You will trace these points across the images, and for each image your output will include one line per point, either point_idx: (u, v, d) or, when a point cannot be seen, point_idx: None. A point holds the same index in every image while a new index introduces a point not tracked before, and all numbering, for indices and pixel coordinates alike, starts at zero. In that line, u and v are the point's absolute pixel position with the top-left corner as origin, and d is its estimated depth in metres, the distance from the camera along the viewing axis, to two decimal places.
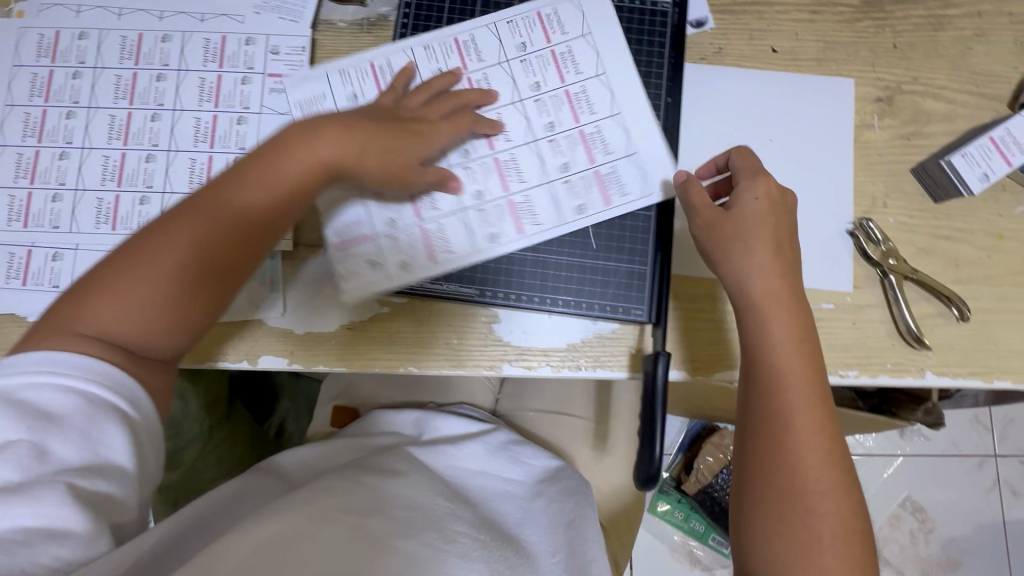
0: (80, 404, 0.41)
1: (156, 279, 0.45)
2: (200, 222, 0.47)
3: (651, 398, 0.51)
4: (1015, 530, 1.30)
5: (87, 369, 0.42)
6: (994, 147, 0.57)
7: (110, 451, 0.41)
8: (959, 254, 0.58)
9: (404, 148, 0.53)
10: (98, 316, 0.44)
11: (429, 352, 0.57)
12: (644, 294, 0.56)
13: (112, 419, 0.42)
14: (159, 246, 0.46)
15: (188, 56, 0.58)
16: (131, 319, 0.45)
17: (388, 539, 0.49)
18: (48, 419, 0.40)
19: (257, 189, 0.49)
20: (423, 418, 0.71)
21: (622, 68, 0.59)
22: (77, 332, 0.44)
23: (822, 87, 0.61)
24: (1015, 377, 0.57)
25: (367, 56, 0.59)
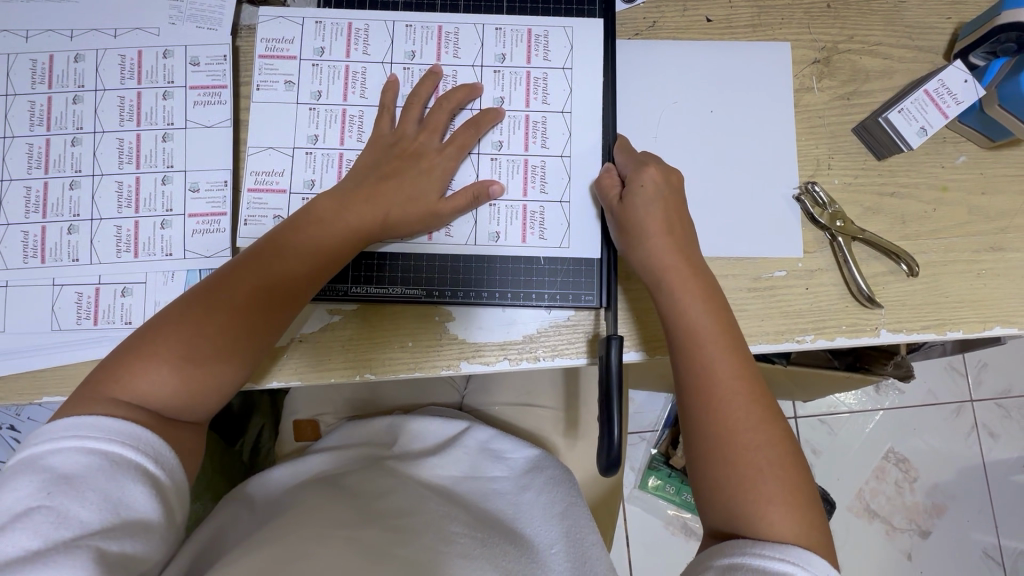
0: (97, 462, 0.39)
1: (188, 341, 0.45)
2: (230, 284, 0.47)
3: (608, 385, 0.50)
4: (995, 471, 1.33)
5: (111, 430, 0.40)
6: (929, 100, 0.56)
7: (138, 512, 0.39)
8: (904, 209, 0.59)
9: (434, 199, 0.53)
10: (139, 388, 0.43)
11: (382, 358, 0.56)
12: (593, 279, 0.55)
13: (139, 479, 0.40)
14: (200, 317, 0.46)
15: (103, 75, 0.56)
16: (171, 389, 0.44)
17: (387, 548, 0.48)
18: (66, 482, 0.38)
19: (297, 258, 0.49)
20: (396, 423, 0.70)
21: (589, 59, 0.57)
22: (114, 401, 0.42)
23: (759, 55, 0.61)
24: (968, 327, 0.57)
25: (342, 50, 0.56)
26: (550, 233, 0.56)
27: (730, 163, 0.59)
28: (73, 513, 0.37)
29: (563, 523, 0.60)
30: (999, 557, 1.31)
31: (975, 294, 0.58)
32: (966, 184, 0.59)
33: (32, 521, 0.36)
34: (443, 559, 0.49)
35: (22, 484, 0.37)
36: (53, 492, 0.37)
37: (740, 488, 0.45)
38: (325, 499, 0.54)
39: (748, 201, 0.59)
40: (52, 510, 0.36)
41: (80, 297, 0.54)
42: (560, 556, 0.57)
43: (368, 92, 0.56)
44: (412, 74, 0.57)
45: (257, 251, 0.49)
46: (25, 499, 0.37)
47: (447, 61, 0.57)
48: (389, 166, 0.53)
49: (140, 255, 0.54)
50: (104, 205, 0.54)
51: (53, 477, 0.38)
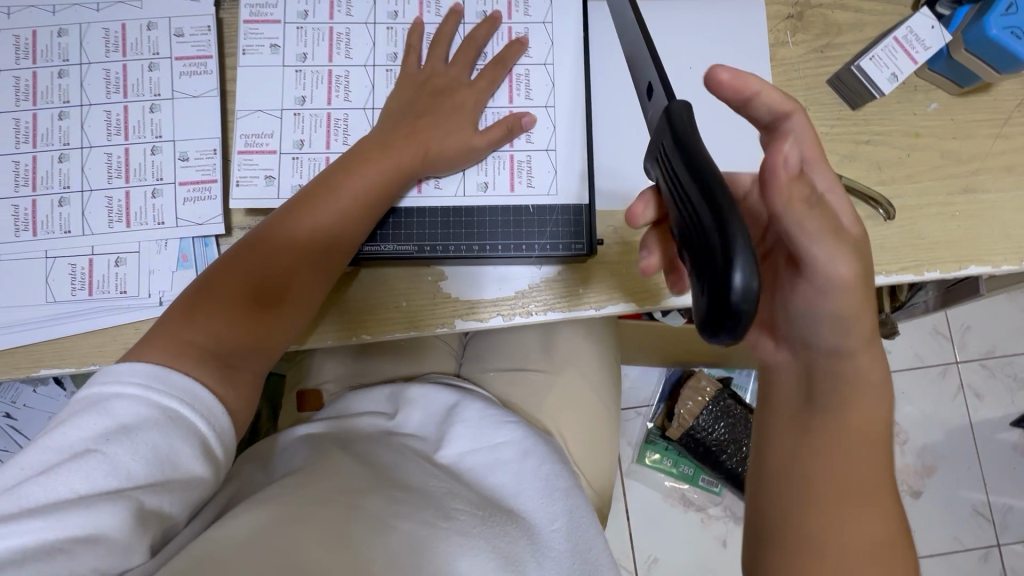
0: (153, 415, 0.41)
1: (255, 289, 0.49)
2: (290, 233, 0.50)
3: (705, 181, 0.31)
4: (982, 430, 1.37)
5: (167, 385, 0.43)
6: (899, 47, 0.58)
7: (183, 470, 0.42)
8: (879, 156, 0.60)
9: (466, 134, 0.54)
10: (207, 334, 0.47)
11: (379, 318, 0.57)
12: (581, 228, 0.56)
13: (186, 440, 0.42)
14: (257, 270, 0.50)
15: (88, 48, 0.56)
16: (235, 335, 0.48)
17: (388, 520, 0.49)
18: (122, 429, 0.40)
19: (338, 203, 0.51)
20: (397, 392, 0.71)
21: (568, 15, 0.58)
22: (185, 350, 0.46)
23: (734, 12, 0.62)
24: (944, 267, 0.59)
25: (326, 12, 0.57)
26: (538, 182, 0.57)
27: (711, 117, 0.61)
28: (124, 465, 0.40)
29: (565, 502, 0.61)
30: (989, 513, 1.34)
31: (951, 236, 0.60)
32: (938, 130, 0.61)
33: (88, 464, 0.39)
34: (443, 538, 0.49)
35: (87, 423, 0.40)
36: (109, 438, 0.40)
37: (807, 511, 0.42)
38: (328, 463, 0.56)
39: (730, 154, 0.60)
40: (107, 455, 0.39)
41: (74, 268, 0.54)
42: (560, 531, 0.58)
43: (352, 52, 0.57)
44: (395, 32, 0.58)
45: (310, 199, 0.51)
46: (86, 441, 0.40)
47: (429, 21, 0.58)
48: (423, 105, 0.55)
49: (132, 224, 0.54)
50: (94, 176, 0.55)
51: (113, 424, 0.40)
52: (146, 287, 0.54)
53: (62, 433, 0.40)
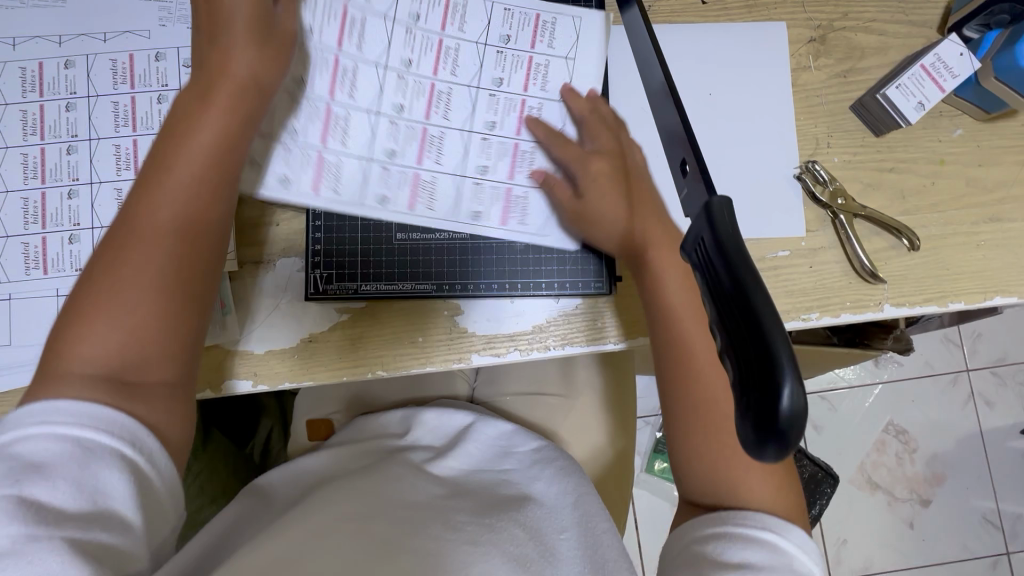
0: (73, 449, 0.37)
1: (142, 282, 0.44)
2: (120, 229, 0.45)
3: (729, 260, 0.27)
4: (993, 438, 1.36)
5: (77, 413, 0.39)
6: (926, 75, 0.56)
7: (115, 502, 0.37)
8: (904, 184, 0.59)
9: (240, 68, 0.48)
10: (90, 345, 0.42)
11: (395, 353, 0.56)
12: (601, 266, 0.56)
13: (116, 464, 0.38)
14: (149, 259, 0.44)
15: (96, 80, 0.55)
16: (130, 343, 0.43)
17: (402, 540, 0.49)
18: (35, 469, 0.36)
19: (175, 176, 0.46)
20: (410, 415, 0.71)
21: (590, 61, 0.58)
22: (72, 376, 0.41)
23: (755, 37, 0.61)
24: (969, 298, 0.58)
25: (334, 35, 0.55)
26: (531, 220, 0.56)
27: (730, 146, 0.59)
28: (48, 504, 0.36)
29: (575, 514, 0.59)
30: (998, 522, 1.34)
31: (976, 266, 0.58)
32: (964, 157, 0.60)
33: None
34: (451, 549, 0.50)
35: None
36: (22, 480, 0.36)
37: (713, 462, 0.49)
38: (336, 491, 0.56)
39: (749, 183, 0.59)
40: (22, 500, 0.35)
41: None
42: (570, 541, 0.56)
43: (356, 88, 0.55)
44: (406, 80, 0.56)
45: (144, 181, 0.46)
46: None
47: (444, 77, 0.56)
48: (210, 64, 0.49)
49: None
50: (105, 212, 0.54)
51: (22, 465, 0.36)
52: None
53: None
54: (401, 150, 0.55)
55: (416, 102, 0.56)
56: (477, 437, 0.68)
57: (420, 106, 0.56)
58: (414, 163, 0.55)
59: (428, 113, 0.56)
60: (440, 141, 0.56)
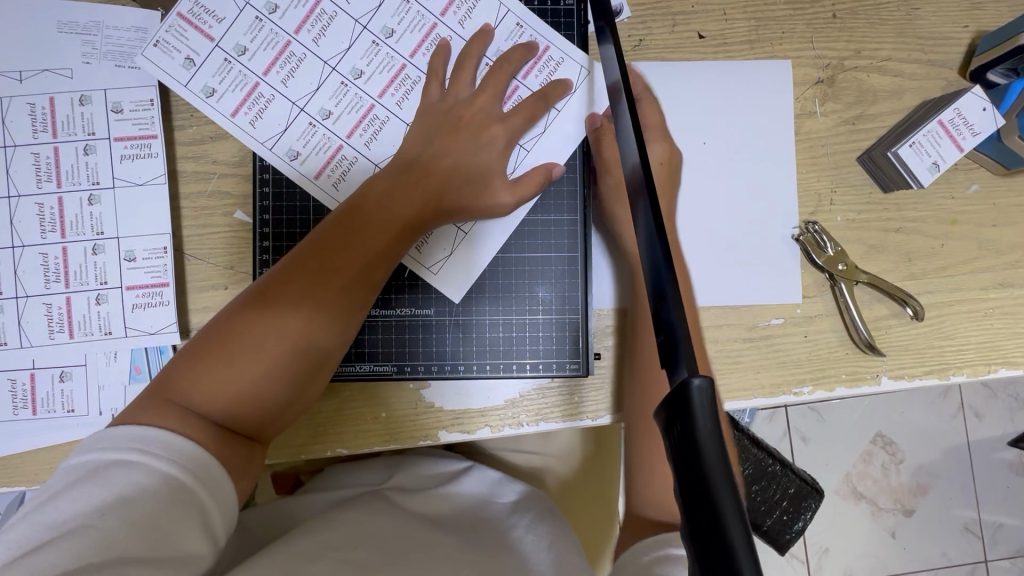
0: (157, 484, 0.36)
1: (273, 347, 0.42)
2: (294, 271, 0.44)
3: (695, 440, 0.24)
4: (980, 450, 1.35)
5: (172, 449, 0.37)
6: (944, 132, 0.51)
7: (180, 544, 0.35)
8: (911, 246, 0.54)
9: (492, 186, 0.49)
10: (201, 395, 0.40)
11: (358, 433, 0.51)
12: (579, 345, 0.51)
13: (191, 510, 0.36)
14: (270, 312, 0.43)
15: (12, 129, 0.49)
16: (233, 402, 0.41)
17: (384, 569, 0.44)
18: (119, 500, 0.35)
19: (373, 233, 0.46)
20: (392, 462, 0.66)
21: (576, 114, 0.51)
22: (183, 406, 0.39)
23: (755, 77, 0.54)
24: (973, 369, 0.54)
25: (263, 63, 0.50)
26: (426, 251, 0.51)
27: (724, 203, 0.54)
28: (116, 539, 0.34)
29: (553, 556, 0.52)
30: (979, 531, 1.35)
31: (983, 335, 0.54)
32: (978, 216, 0.55)
33: (70, 541, 0.33)
34: None
35: (85, 494, 0.35)
36: (104, 511, 0.34)
37: None
38: (312, 526, 0.50)
39: (745, 242, 0.54)
40: (98, 531, 0.33)
41: (15, 384, 0.49)
42: None
43: (261, 120, 0.50)
44: (315, 133, 0.50)
45: (344, 224, 0.46)
46: (85, 515, 0.34)
47: (355, 144, 0.51)
48: (444, 134, 0.49)
49: (76, 335, 0.49)
50: (30, 280, 0.49)
51: (111, 495, 0.35)
52: (96, 406, 0.49)
53: (55, 506, 0.34)
54: (306, 156, 0.50)
55: (314, 157, 0.50)
56: (468, 484, 0.62)
57: (348, 119, 0.51)
58: (312, 176, 0.50)
59: (350, 133, 0.51)
60: (349, 166, 0.51)
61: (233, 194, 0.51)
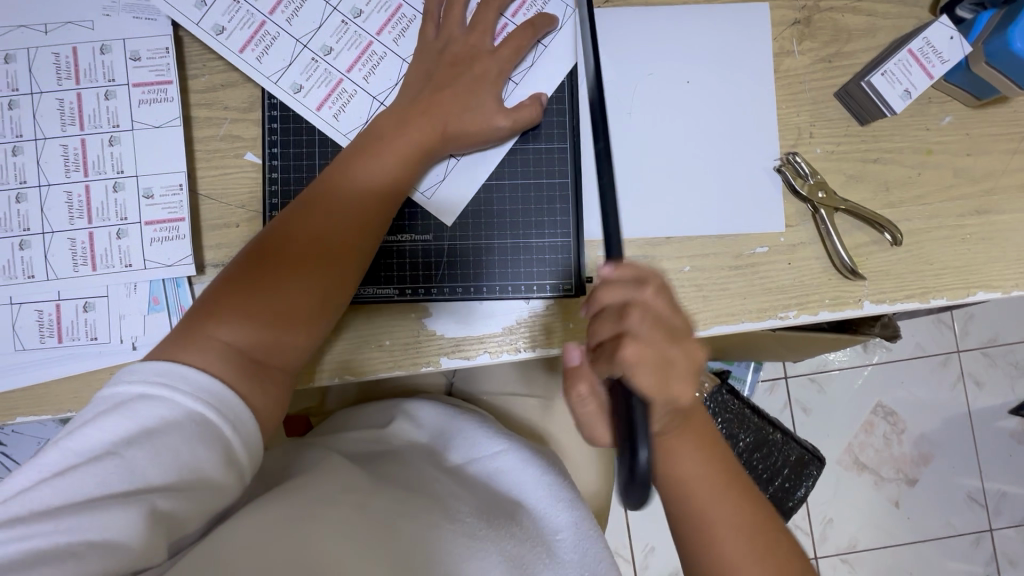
0: (178, 420, 0.39)
1: (294, 281, 0.46)
2: (308, 217, 0.47)
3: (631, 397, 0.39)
4: (981, 419, 1.36)
5: (196, 386, 0.40)
6: (914, 60, 0.54)
7: (204, 475, 0.39)
8: (889, 175, 0.57)
9: (488, 114, 0.52)
10: (234, 331, 0.43)
11: (363, 358, 0.54)
12: (571, 267, 0.54)
13: (210, 444, 0.39)
14: (290, 253, 0.46)
15: (38, 76, 0.52)
16: (264, 338, 0.44)
17: (394, 525, 0.46)
18: (145, 433, 0.38)
19: (381, 172, 0.49)
20: (396, 403, 0.67)
21: (562, 48, 0.55)
22: (213, 345, 0.42)
23: (734, 18, 0.57)
24: (952, 294, 0.56)
25: (269, 4, 0.53)
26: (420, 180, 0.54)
27: (706, 138, 0.57)
28: (142, 469, 0.38)
29: (567, 514, 0.55)
30: (983, 500, 1.35)
31: (960, 260, 0.56)
32: (953, 146, 0.57)
33: (103, 467, 0.37)
34: (448, 538, 0.46)
35: (112, 424, 0.38)
36: (132, 442, 0.38)
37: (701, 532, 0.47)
38: (331, 462, 0.52)
39: (729, 177, 0.57)
40: (124, 462, 0.37)
41: (41, 314, 0.52)
42: (564, 537, 0.53)
43: (266, 57, 0.53)
44: (317, 67, 0.54)
45: (352, 166, 0.49)
46: (115, 443, 0.38)
47: (355, 78, 0.54)
48: (439, 75, 0.52)
49: (98, 267, 0.52)
50: (55, 216, 0.52)
51: (136, 427, 0.38)
52: (117, 333, 0.52)
53: (83, 435, 0.38)
54: (309, 89, 0.54)
55: (316, 90, 0.54)
56: (468, 425, 0.63)
57: (348, 55, 0.54)
58: (315, 107, 0.54)
59: (351, 66, 0.54)
60: (349, 99, 0.54)
61: (243, 137, 0.54)
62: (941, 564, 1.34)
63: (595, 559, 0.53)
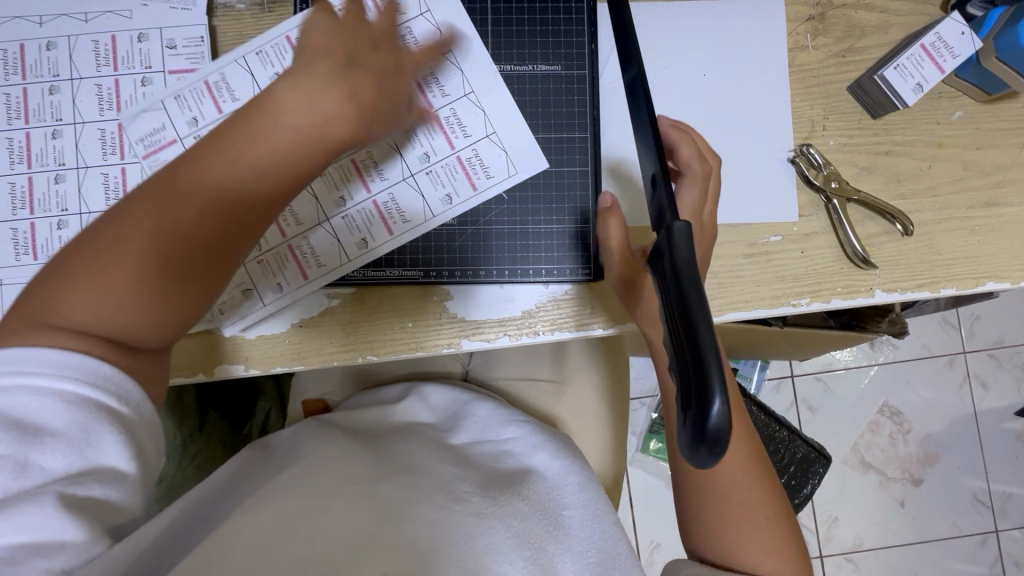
0: (58, 404, 0.33)
1: (158, 261, 0.38)
2: (180, 182, 0.38)
3: (690, 314, 0.30)
4: (987, 420, 1.37)
5: (69, 364, 0.34)
6: (926, 55, 0.56)
7: (106, 457, 0.34)
8: (900, 167, 0.58)
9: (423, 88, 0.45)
10: (80, 312, 0.36)
11: (386, 339, 0.55)
12: (590, 252, 0.56)
13: (110, 421, 0.35)
14: (153, 229, 0.37)
15: (78, 62, 0.54)
16: (113, 320, 0.37)
17: (402, 507, 0.47)
18: (18, 424, 0.33)
19: (270, 137, 0.39)
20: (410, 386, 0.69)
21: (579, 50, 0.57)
22: (57, 328, 0.35)
23: (749, 14, 0.59)
24: (962, 283, 0.58)
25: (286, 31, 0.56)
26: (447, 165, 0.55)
27: (722, 130, 0.58)
28: (31, 463, 0.32)
29: (580, 495, 0.56)
30: (988, 501, 1.36)
31: (970, 251, 0.58)
32: (963, 140, 0.58)
33: None
34: (458, 519, 0.47)
35: None
36: (5, 438, 0.32)
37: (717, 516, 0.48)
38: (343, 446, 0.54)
39: (744, 167, 0.58)
40: (5, 458, 0.32)
41: None
42: (575, 518, 0.54)
43: None
44: None
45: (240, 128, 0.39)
46: None
47: None
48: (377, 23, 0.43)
49: None
50: (92, 198, 0.54)
51: (5, 419, 0.32)
52: None
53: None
54: None
55: None
56: (479, 410, 0.64)
57: None
58: None
59: None
60: None
61: None
62: (947, 565, 1.35)
63: (609, 541, 0.54)
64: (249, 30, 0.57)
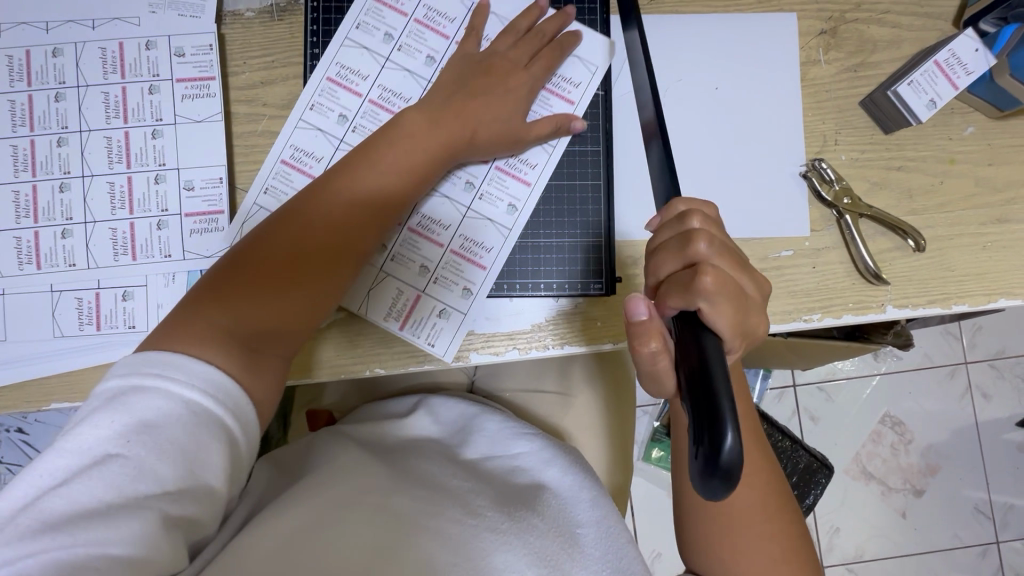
0: (180, 414, 0.37)
1: (292, 278, 0.46)
2: (315, 209, 0.48)
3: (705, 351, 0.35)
4: (988, 431, 1.36)
5: (194, 376, 0.39)
6: (939, 71, 0.56)
7: (206, 476, 0.37)
8: (912, 183, 0.58)
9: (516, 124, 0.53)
10: (234, 317, 0.44)
11: (393, 351, 0.55)
12: (602, 266, 0.55)
13: (216, 436, 0.38)
14: (289, 246, 0.47)
15: (85, 69, 0.54)
16: (253, 321, 0.45)
17: (419, 519, 0.46)
18: (147, 429, 0.36)
19: (386, 170, 0.50)
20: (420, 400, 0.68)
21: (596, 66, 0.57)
22: (212, 340, 0.42)
23: (761, 27, 0.59)
24: (973, 300, 0.57)
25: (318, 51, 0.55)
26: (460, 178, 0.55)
27: (734, 143, 0.58)
28: (151, 468, 0.36)
29: (592, 512, 0.55)
30: (989, 512, 1.35)
31: (981, 267, 0.57)
32: (975, 155, 0.58)
33: (110, 469, 0.35)
34: (472, 535, 0.46)
35: (103, 420, 0.36)
36: (132, 441, 0.36)
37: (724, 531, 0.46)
38: (354, 461, 0.53)
39: (755, 181, 0.58)
40: (131, 460, 0.35)
41: (80, 302, 0.53)
42: (590, 535, 0.52)
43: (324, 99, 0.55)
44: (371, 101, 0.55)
45: (361, 163, 0.50)
46: (111, 444, 0.35)
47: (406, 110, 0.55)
48: (478, 81, 0.53)
49: (138, 257, 0.53)
50: (97, 207, 0.53)
51: (134, 422, 0.36)
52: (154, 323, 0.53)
53: (77, 434, 0.35)
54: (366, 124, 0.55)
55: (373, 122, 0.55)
56: (488, 425, 0.64)
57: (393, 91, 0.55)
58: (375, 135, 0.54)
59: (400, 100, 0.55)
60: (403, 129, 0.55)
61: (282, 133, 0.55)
62: None
63: (625, 560, 0.52)
64: (257, 36, 0.56)
